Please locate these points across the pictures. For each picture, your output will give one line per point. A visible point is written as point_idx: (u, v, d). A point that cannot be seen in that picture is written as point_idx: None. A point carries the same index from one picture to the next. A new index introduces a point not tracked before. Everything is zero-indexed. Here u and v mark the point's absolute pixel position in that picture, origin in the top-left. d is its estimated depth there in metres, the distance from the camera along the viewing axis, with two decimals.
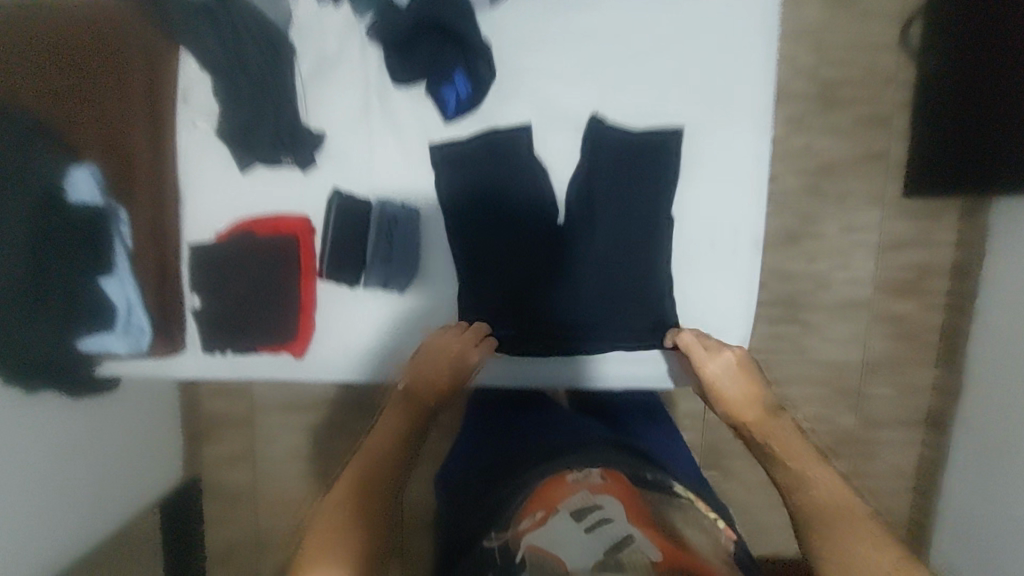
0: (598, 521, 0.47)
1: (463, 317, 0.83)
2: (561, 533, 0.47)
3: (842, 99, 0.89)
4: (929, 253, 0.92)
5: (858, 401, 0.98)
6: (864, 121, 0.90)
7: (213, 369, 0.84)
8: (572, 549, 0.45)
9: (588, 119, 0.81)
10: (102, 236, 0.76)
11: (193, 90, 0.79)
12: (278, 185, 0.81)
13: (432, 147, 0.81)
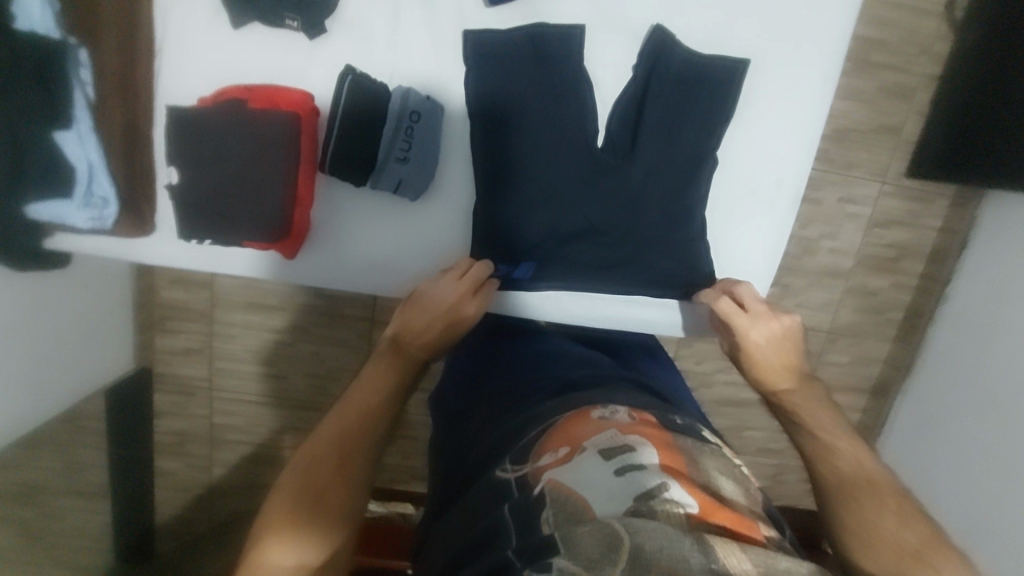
0: (629, 460, 0.38)
1: (477, 235, 0.74)
2: (588, 471, 0.38)
3: (875, 63, 0.94)
4: (912, 234, 1.02)
5: (816, 364, 1.08)
6: (889, 90, 0.95)
7: (187, 259, 0.73)
8: (598, 493, 0.36)
9: (649, 31, 0.71)
10: (58, 78, 0.62)
11: None
12: (280, 51, 0.69)
13: (467, 35, 0.69)
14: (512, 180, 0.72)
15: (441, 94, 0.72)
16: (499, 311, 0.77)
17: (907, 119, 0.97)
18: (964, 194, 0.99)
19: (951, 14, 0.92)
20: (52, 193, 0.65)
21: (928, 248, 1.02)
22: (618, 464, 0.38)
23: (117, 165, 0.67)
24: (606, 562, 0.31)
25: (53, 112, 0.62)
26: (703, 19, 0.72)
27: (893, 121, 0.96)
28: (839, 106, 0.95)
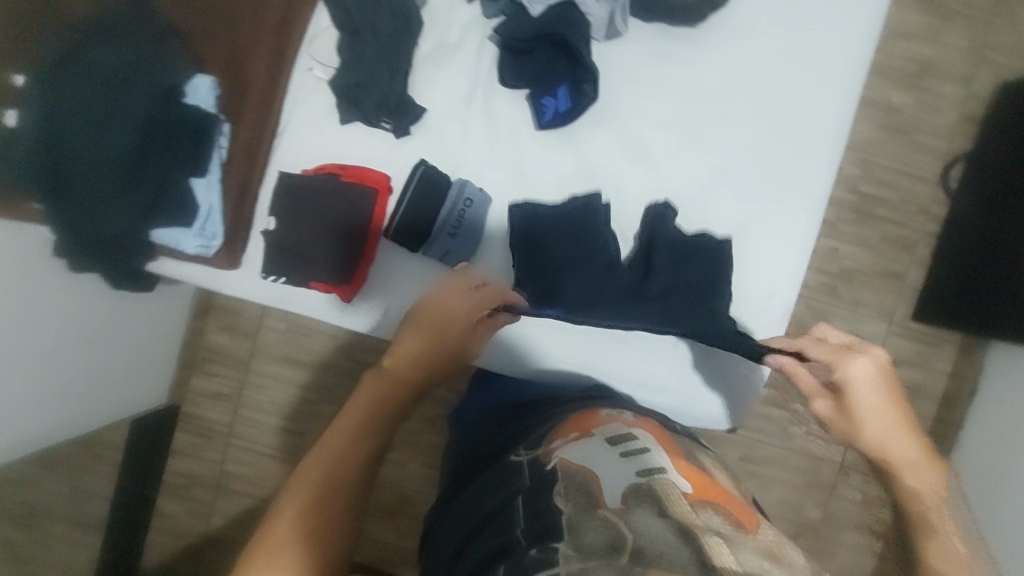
0: (630, 445, 0.46)
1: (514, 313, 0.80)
2: (596, 453, 0.45)
3: (876, 215, 1.11)
4: (925, 377, 1.11)
5: (829, 497, 1.10)
6: (892, 239, 1.11)
7: (263, 293, 0.88)
8: (606, 469, 0.43)
9: (649, 206, 0.87)
10: (204, 140, 0.79)
11: (318, 41, 0.88)
12: (371, 144, 0.88)
13: (510, 205, 0.86)
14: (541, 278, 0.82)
15: (493, 190, 0.88)
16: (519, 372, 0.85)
17: (911, 268, 1.11)
18: (969, 343, 1.10)
19: (946, 182, 1.10)
20: (175, 223, 0.81)
21: (941, 393, 1.10)
22: (622, 447, 0.46)
23: (226, 209, 0.83)
24: (610, 556, 0.34)
25: (196, 161, 0.79)
26: (709, 157, 0.89)
27: (898, 268, 1.11)
28: (843, 249, 1.11)
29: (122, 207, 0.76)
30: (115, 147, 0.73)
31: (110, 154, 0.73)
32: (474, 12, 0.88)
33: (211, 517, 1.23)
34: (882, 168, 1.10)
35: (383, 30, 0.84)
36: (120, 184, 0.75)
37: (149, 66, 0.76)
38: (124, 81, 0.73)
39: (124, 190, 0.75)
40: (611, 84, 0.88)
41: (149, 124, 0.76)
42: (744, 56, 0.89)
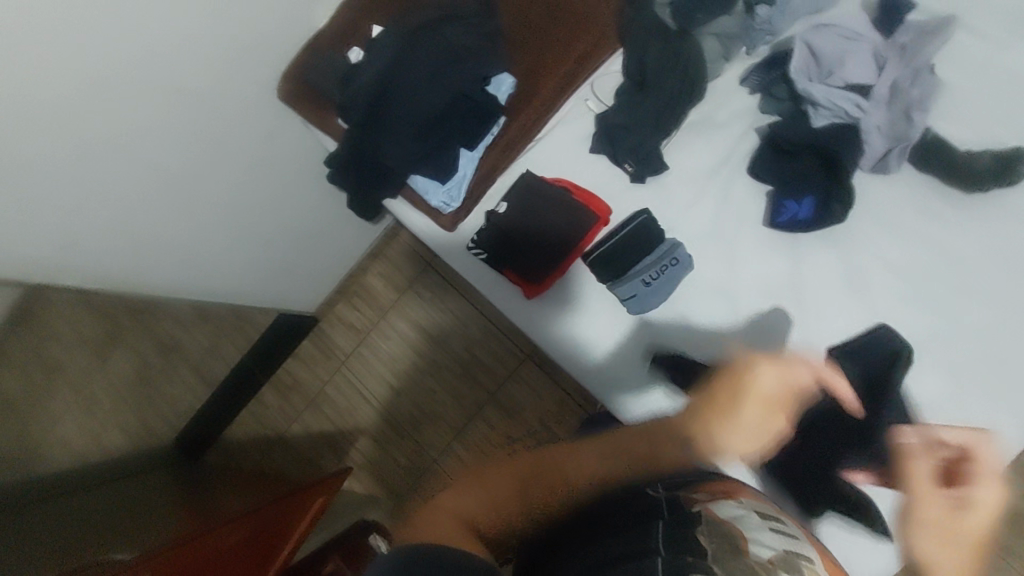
0: (782, 527, 0.52)
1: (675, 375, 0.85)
2: (747, 521, 0.50)
3: None
4: None
5: None
6: None
7: (461, 260, 0.99)
8: (753, 533, 0.49)
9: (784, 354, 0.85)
10: (484, 121, 0.95)
11: (603, 81, 0.99)
12: (606, 179, 0.96)
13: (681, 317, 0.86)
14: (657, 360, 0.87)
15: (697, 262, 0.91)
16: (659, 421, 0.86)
17: None
18: None
19: None
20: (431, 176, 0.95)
21: None
22: (772, 523, 0.52)
23: (471, 184, 0.97)
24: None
25: (472, 138, 0.96)
26: (933, 321, 0.83)
27: None
28: None
29: (403, 146, 0.92)
30: (420, 104, 0.91)
31: (418, 107, 0.91)
32: (751, 103, 0.93)
33: (295, 422, 1.39)
34: None
35: (665, 92, 0.92)
36: (413, 129, 0.91)
37: (470, 56, 0.91)
38: (455, 60, 0.91)
39: (411, 134, 0.91)
40: (859, 216, 0.87)
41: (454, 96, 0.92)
42: (1018, 240, 0.82)
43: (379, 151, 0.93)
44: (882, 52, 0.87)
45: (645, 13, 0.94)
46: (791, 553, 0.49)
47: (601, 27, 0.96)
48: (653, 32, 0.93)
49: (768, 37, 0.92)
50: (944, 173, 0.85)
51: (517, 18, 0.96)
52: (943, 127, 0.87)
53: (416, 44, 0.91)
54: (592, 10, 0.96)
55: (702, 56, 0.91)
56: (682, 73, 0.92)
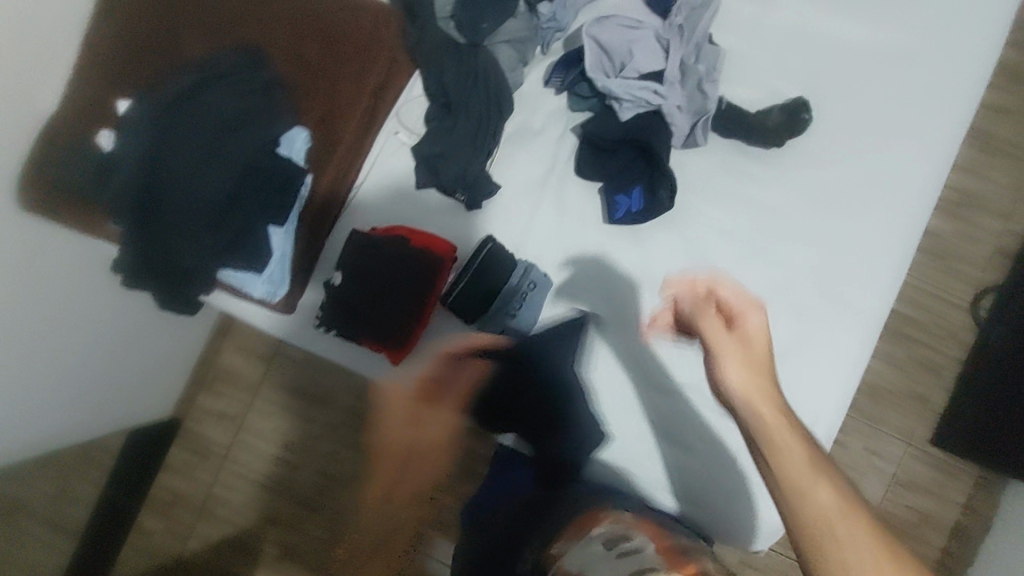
0: (625, 544, 0.51)
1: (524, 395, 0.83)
2: (589, 551, 0.51)
3: (906, 334, 1.19)
4: (938, 504, 1.18)
5: None
6: (918, 362, 1.21)
7: (311, 340, 0.89)
8: (589, 560, 0.50)
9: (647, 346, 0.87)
10: (288, 191, 0.82)
11: (407, 108, 0.92)
12: (441, 213, 0.90)
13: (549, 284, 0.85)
14: (501, 420, 0.84)
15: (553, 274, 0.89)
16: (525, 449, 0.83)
17: (933, 392, 1.20)
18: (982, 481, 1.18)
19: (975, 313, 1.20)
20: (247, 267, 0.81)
21: (950, 523, 1.17)
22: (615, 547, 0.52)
23: (292, 261, 0.85)
24: None
25: (272, 214, 0.81)
26: (770, 274, 0.90)
27: (922, 390, 1.20)
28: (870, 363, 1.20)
29: (201, 241, 0.77)
30: (202, 190, 0.76)
31: (204, 195, 0.77)
32: (560, 103, 0.92)
33: (189, 541, 1.18)
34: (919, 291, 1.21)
35: (475, 110, 0.88)
36: (208, 220, 0.77)
37: (249, 124, 0.80)
38: (233, 128, 0.79)
39: (208, 225, 0.77)
40: (685, 192, 0.91)
41: (245, 172, 0.80)
42: (815, 183, 0.91)
43: (177, 259, 0.78)
44: (663, 36, 0.88)
45: (429, 31, 0.88)
46: (626, 559, 0.48)
47: (389, 55, 0.87)
48: (445, 52, 0.88)
49: (558, 34, 0.90)
50: (743, 135, 0.90)
51: (290, 60, 0.83)
52: (730, 93, 0.92)
53: (176, 120, 0.76)
54: (373, 39, 0.86)
55: (500, 67, 0.88)
56: (486, 87, 0.88)
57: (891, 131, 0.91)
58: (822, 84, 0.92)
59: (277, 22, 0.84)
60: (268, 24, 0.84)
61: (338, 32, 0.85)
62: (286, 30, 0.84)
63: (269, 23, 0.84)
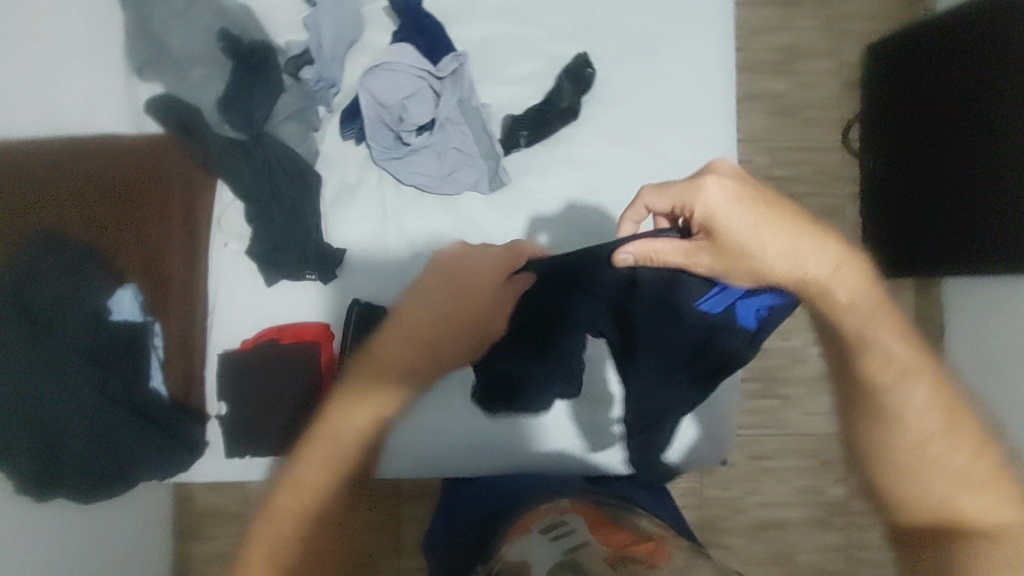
0: (567, 536, 0.63)
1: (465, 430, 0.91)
2: (532, 545, 0.63)
3: (798, 192, 1.32)
4: None
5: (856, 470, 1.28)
6: (823, 209, 1.31)
7: (232, 472, 0.88)
8: (538, 557, 0.60)
9: None
10: (142, 350, 0.83)
11: (225, 216, 0.91)
12: (299, 298, 0.90)
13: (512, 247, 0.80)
14: (456, 457, 0.90)
15: None
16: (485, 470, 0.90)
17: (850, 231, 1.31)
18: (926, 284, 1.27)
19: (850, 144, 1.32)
20: (149, 440, 0.83)
21: None
22: (556, 537, 0.63)
23: (179, 405, 0.86)
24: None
25: (138, 374, 0.82)
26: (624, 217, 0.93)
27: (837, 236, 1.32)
28: None
29: (87, 445, 0.77)
30: (58, 400, 0.74)
31: (73, 403, 0.75)
32: (363, 151, 0.93)
33: None
34: (786, 149, 1.32)
35: (285, 192, 0.89)
36: (83, 425, 0.76)
37: (78, 307, 0.77)
38: (48, 322, 0.74)
39: (90, 429, 0.77)
40: (516, 178, 0.94)
41: (98, 356, 0.78)
42: (624, 120, 0.95)
43: (75, 474, 0.76)
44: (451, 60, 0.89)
45: (210, 141, 0.88)
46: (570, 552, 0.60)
47: (184, 174, 0.89)
48: (233, 153, 0.88)
49: (333, 89, 0.91)
50: (528, 133, 0.93)
51: (86, 224, 0.80)
52: (500, 97, 0.94)
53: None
54: (160, 165, 0.87)
55: (290, 147, 0.90)
56: (285, 169, 0.89)
57: (669, 43, 0.95)
58: (590, 27, 0.95)
59: (52, 189, 0.77)
60: (43, 195, 0.77)
61: (119, 175, 0.84)
62: (67, 196, 0.79)
63: (43, 193, 0.77)
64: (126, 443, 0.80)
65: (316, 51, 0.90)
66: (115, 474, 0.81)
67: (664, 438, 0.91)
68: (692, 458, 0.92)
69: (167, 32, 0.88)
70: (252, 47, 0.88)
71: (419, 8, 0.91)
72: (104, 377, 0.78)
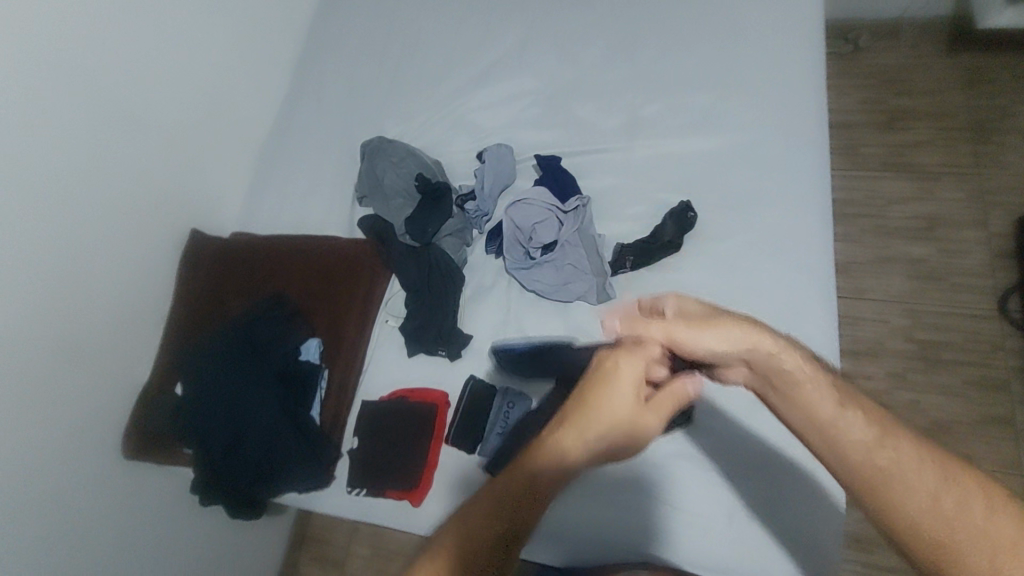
0: None
1: (551, 514, 0.98)
2: None
3: (945, 361, 1.35)
4: None
5: None
6: (975, 381, 1.33)
7: (342, 507, 1.05)
8: None
9: None
10: (310, 385, 1.09)
11: (392, 300, 1.20)
12: (430, 368, 1.12)
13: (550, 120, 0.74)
14: (541, 537, 0.98)
15: (530, 390, 1.07)
16: (569, 558, 0.97)
17: (1016, 410, 1.29)
18: None
19: (1004, 322, 1.36)
20: (295, 460, 1.03)
21: None
22: None
23: (324, 436, 1.06)
24: None
25: (304, 402, 1.08)
26: None
27: (998, 412, 1.30)
28: (923, 401, 1.33)
29: (251, 446, 1.04)
30: (252, 408, 1.05)
31: (257, 415, 1.05)
32: (500, 263, 1.19)
33: None
34: (929, 314, 1.39)
35: (435, 286, 1.16)
36: (255, 432, 1.04)
37: (276, 350, 1.11)
38: (260, 353, 1.10)
39: (258, 436, 1.04)
40: (621, 295, 1.10)
41: (280, 384, 1.08)
42: (721, 254, 1.09)
43: (235, 471, 1.04)
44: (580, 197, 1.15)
45: (394, 246, 1.22)
46: None
47: (372, 266, 1.21)
48: (407, 254, 1.20)
49: (486, 218, 1.22)
50: (634, 258, 1.10)
51: (302, 295, 1.19)
52: (614, 230, 1.16)
53: (218, 359, 1.08)
54: (356, 258, 1.21)
55: (448, 254, 1.19)
56: (440, 269, 1.17)
57: (770, 194, 1.10)
58: (697, 181, 1.15)
59: (291, 274, 1.21)
60: (286, 280, 1.21)
61: (328, 263, 1.21)
62: (295, 278, 1.21)
63: (286, 278, 1.21)
64: (278, 452, 1.04)
65: (479, 191, 1.22)
66: (265, 477, 1.04)
67: (757, 552, 0.91)
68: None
69: (384, 174, 1.28)
70: (436, 185, 1.23)
71: (558, 165, 1.21)
72: (279, 400, 1.06)
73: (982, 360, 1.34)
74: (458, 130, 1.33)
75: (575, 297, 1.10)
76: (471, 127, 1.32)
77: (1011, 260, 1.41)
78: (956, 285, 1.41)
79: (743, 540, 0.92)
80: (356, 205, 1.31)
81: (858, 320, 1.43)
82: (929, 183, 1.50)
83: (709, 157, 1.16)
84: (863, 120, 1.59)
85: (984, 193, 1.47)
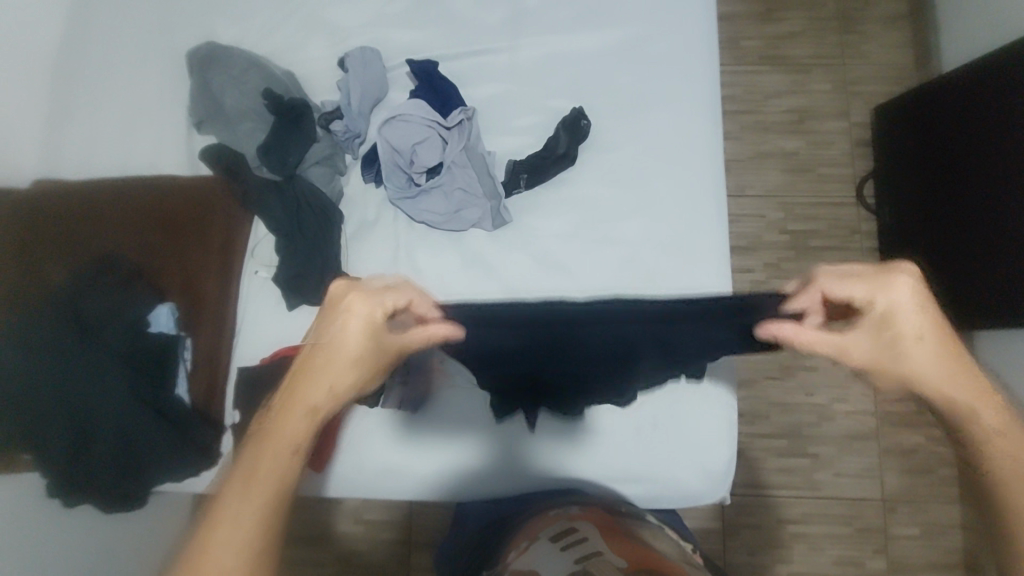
0: (572, 540, 0.61)
1: (467, 453, 0.95)
2: (543, 555, 0.60)
3: (814, 249, 1.47)
4: None
5: (883, 534, 1.37)
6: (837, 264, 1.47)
7: None
8: (548, 564, 0.57)
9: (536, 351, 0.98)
10: (170, 360, 0.95)
11: (258, 247, 1.04)
12: (316, 319, 1.00)
13: None
14: (456, 481, 0.94)
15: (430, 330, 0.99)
16: (490, 495, 0.94)
17: None
18: (955, 339, 1.40)
19: (860, 209, 1.49)
20: (173, 443, 0.92)
21: None
22: (562, 543, 0.61)
23: (199, 414, 0.96)
24: None
25: (167, 383, 0.95)
26: (616, 252, 1.00)
27: None
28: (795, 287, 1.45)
29: (112, 439, 0.88)
30: (105, 398, 0.88)
31: (112, 405, 0.88)
32: (381, 193, 1.05)
33: None
34: (801, 206, 1.48)
35: (309, 226, 1.00)
36: (116, 423, 0.88)
37: (120, 324, 0.91)
38: (97, 327, 0.90)
39: (120, 427, 0.88)
40: (518, 217, 1.02)
41: (132, 363, 0.91)
42: (617, 163, 1.03)
43: (98, 473, 0.88)
44: (464, 108, 1.02)
45: (250, 182, 1.02)
46: (575, 553, 0.57)
47: (226, 209, 1.03)
48: (267, 191, 1.02)
49: (358, 139, 1.05)
50: (528, 176, 1.02)
51: (141, 252, 0.98)
52: (504, 145, 1.05)
53: (44, 342, 0.85)
54: (204, 202, 1.03)
55: (318, 187, 1.02)
56: (311, 206, 1.01)
57: (660, 96, 1.04)
58: (589, 84, 1.06)
59: (119, 227, 0.99)
60: (115, 235, 0.98)
61: (167, 210, 1.02)
62: (126, 231, 0.99)
63: (115, 232, 0.98)
64: (148, 439, 0.90)
65: (345, 108, 1.04)
66: (137, 470, 0.90)
67: (663, 463, 0.94)
68: (695, 482, 0.94)
69: (223, 94, 1.05)
70: (291, 103, 1.02)
71: (435, 71, 1.05)
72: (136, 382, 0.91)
73: (841, 245, 1.47)
74: (310, 30, 1.10)
75: (468, 225, 1.01)
76: (325, 26, 1.10)
77: (868, 149, 1.51)
78: (824, 177, 1.50)
79: (648, 454, 0.95)
80: (193, 132, 1.07)
81: (739, 217, 1.49)
82: (801, 76, 1.53)
83: (596, 55, 1.06)
84: (742, 10, 1.55)
85: (848, 84, 1.53)
